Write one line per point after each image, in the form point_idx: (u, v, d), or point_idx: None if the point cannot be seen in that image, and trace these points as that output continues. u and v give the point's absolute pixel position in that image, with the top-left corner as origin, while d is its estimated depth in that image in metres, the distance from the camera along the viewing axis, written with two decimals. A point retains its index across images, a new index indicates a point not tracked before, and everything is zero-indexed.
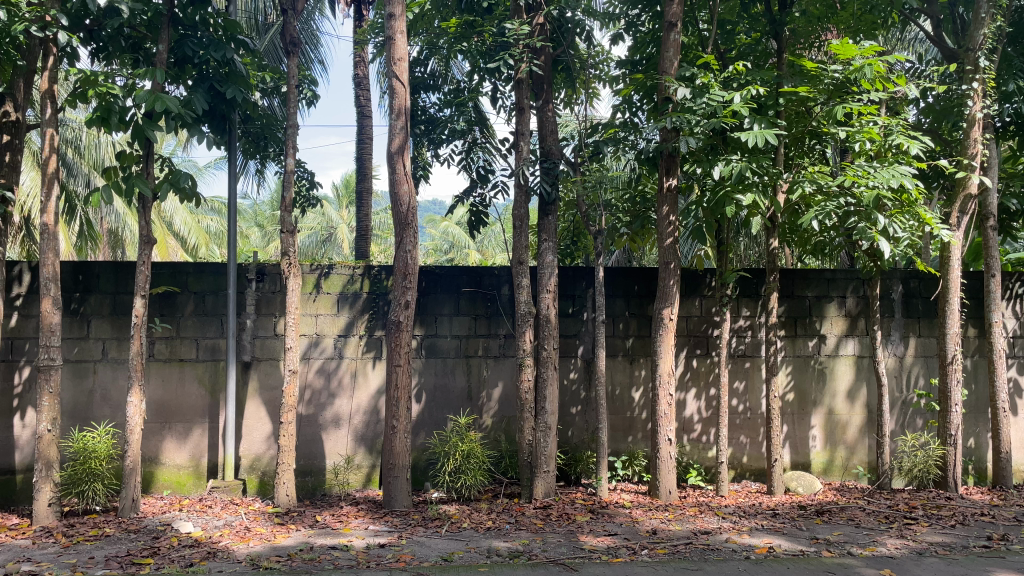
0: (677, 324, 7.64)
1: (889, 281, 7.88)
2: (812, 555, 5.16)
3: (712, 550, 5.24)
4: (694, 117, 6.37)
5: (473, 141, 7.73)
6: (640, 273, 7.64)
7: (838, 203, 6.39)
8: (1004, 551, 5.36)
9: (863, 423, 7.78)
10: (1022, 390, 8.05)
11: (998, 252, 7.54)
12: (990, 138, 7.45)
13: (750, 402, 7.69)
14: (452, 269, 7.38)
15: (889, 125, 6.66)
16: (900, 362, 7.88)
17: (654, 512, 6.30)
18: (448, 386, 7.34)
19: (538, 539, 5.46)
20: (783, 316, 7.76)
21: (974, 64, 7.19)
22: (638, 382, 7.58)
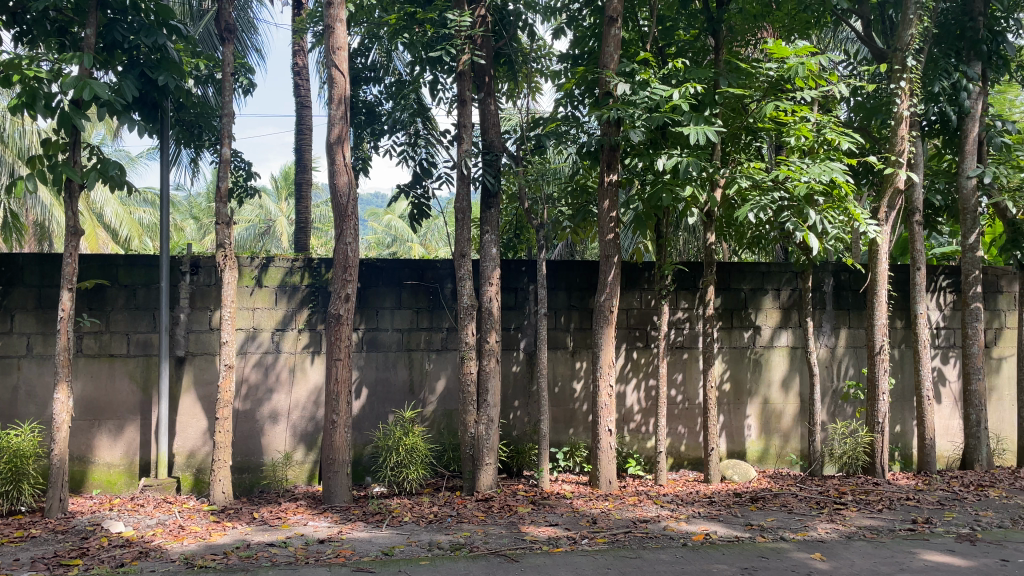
0: (617, 317, 7.73)
1: (821, 274, 8.12)
2: (747, 541, 5.29)
3: (651, 538, 5.33)
4: (636, 111, 6.45)
5: (415, 133, 7.67)
6: (582, 266, 7.71)
7: (773, 198, 6.56)
8: (927, 534, 5.58)
9: (796, 412, 8.01)
10: (944, 379, 8.39)
11: (923, 246, 7.82)
12: (916, 136, 7.73)
13: (688, 393, 7.84)
14: (394, 261, 7.31)
15: (821, 123, 6.87)
16: (831, 352, 8.14)
17: (595, 502, 6.36)
18: (390, 380, 7.29)
19: (480, 531, 5.47)
20: (720, 308, 7.92)
21: (902, 64, 7.44)
22: (579, 374, 7.65)
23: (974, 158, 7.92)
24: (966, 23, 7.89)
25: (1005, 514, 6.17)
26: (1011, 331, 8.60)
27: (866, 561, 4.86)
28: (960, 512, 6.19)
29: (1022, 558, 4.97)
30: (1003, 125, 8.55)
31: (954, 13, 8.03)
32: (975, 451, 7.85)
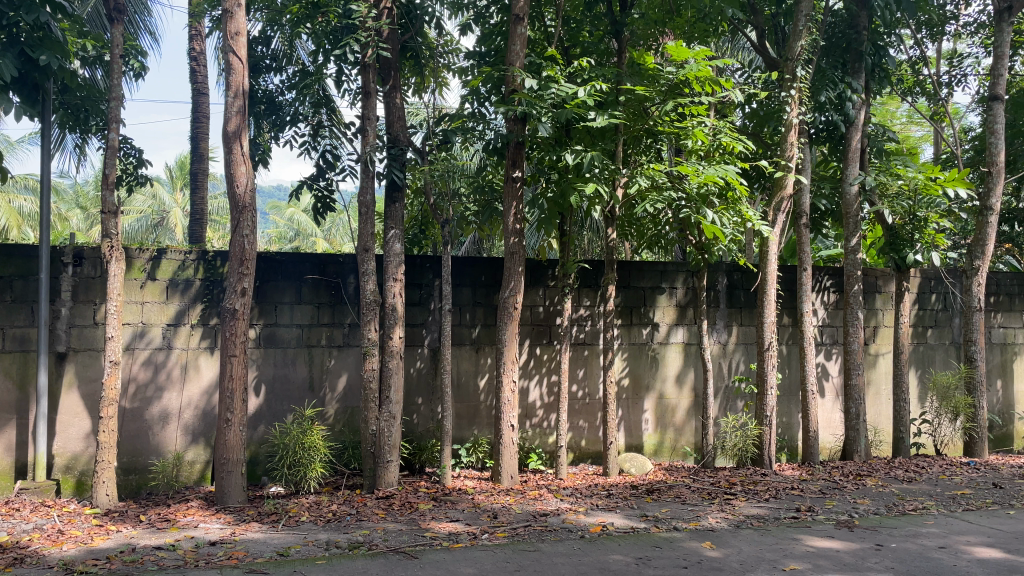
0: (521, 313, 7.79)
1: (715, 273, 8.43)
2: (642, 532, 5.43)
3: (550, 531, 5.41)
4: (542, 107, 6.51)
5: (319, 125, 7.51)
6: (487, 263, 7.73)
7: (671, 197, 6.76)
8: (809, 521, 5.87)
9: (690, 405, 8.29)
10: (828, 374, 8.86)
11: (810, 248, 8.21)
12: (803, 142, 8.15)
13: (589, 388, 7.99)
14: (295, 255, 7.14)
15: (717, 126, 7.11)
16: (723, 348, 8.46)
17: (496, 497, 6.40)
18: (289, 377, 7.12)
19: (380, 529, 5.41)
20: (620, 306, 8.10)
21: (792, 73, 7.79)
22: (483, 370, 7.67)
23: (856, 166, 8.39)
24: (852, 37, 8.33)
25: (880, 501, 6.57)
26: (887, 329, 9.16)
27: (753, 548, 5.08)
28: (839, 500, 6.55)
29: (893, 541, 5.30)
30: (883, 135, 9.08)
31: (841, 27, 8.48)
32: (854, 442, 8.32)
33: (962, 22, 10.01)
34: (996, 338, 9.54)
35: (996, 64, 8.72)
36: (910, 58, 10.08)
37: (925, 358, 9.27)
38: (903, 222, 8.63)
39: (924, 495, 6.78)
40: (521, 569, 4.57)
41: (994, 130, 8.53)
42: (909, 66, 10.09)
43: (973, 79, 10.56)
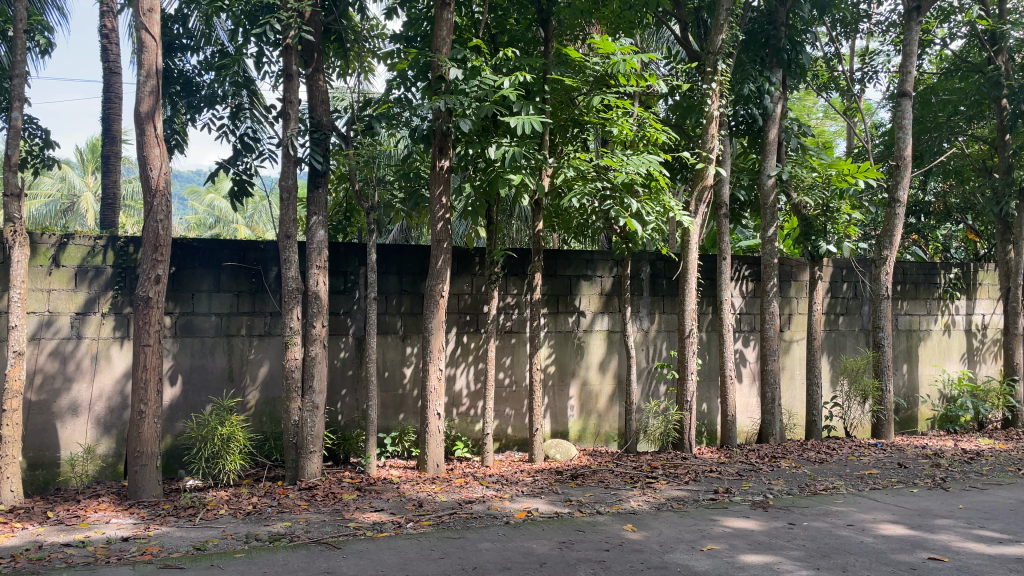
0: (448, 302, 7.76)
1: (639, 262, 8.57)
2: (566, 517, 5.51)
3: (475, 518, 5.43)
4: (466, 100, 6.50)
5: (239, 108, 7.30)
6: (413, 251, 7.67)
7: (596, 188, 6.84)
8: (726, 502, 6.06)
9: (613, 391, 8.43)
10: (745, 360, 9.14)
11: (729, 238, 8.43)
12: (724, 135, 8.36)
13: (515, 375, 8.03)
14: (213, 242, 6.93)
15: (641, 118, 7.23)
16: (646, 335, 8.62)
17: (422, 486, 6.38)
18: (207, 367, 6.92)
19: (302, 520, 5.33)
20: (546, 294, 8.16)
21: (713, 67, 7.97)
22: (409, 358, 7.62)
23: (774, 159, 8.64)
24: (771, 32, 8.55)
25: (793, 481, 6.83)
26: (801, 316, 9.50)
27: (673, 529, 5.22)
28: (755, 481, 6.78)
29: (805, 520, 5.53)
30: (798, 128, 9.38)
31: (760, 22, 8.70)
32: (770, 425, 8.61)
33: (874, 21, 10.40)
34: (902, 325, 10.01)
35: (904, 62, 9.10)
36: (825, 54, 10.42)
37: (836, 344, 9.67)
38: (816, 213, 8.96)
39: (834, 476, 7.08)
40: (445, 556, 4.58)
41: (902, 125, 8.91)
42: (824, 62, 10.43)
43: (884, 76, 11.00)
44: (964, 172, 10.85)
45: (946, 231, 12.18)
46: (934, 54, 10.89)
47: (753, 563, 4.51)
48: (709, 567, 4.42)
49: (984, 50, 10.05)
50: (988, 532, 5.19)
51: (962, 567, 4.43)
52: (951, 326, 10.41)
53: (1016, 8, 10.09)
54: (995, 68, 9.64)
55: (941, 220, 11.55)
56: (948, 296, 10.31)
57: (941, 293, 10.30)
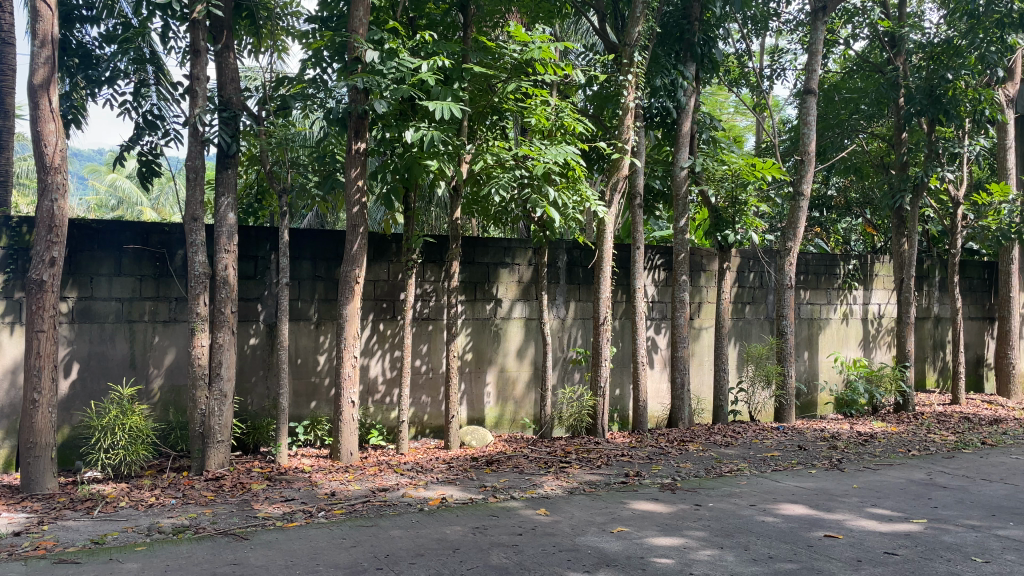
0: (364, 288, 7.64)
1: (556, 250, 8.65)
2: (480, 502, 5.54)
3: (388, 506, 5.39)
4: (383, 81, 6.42)
5: (143, 84, 6.97)
6: (327, 236, 7.51)
7: (514, 176, 6.87)
8: (637, 485, 6.21)
9: (530, 378, 8.50)
10: (657, 347, 9.36)
11: (643, 228, 8.60)
12: (639, 126, 8.50)
13: (432, 362, 7.99)
14: (115, 223, 6.62)
15: (559, 106, 7.29)
16: (563, 323, 8.72)
17: (334, 474, 6.29)
18: (106, 354, 6.62)
19: (208, 511, 5.18)
20: (464, 282, 8.13)
21: (629, 59, 8.09)
22: (323, 346, 7.48)
23: (686, 151, 8.85)
24: (684, 26, 8.76)
25: (700, 464, 7.05)
26: (710, 305, 9.78)
27: (584, 513, 5.31)
28: (664, 465, 6.97)
29: (711, 501, 5.71)
30: (711, 121, 9.61)
31: (675, 17, 8.87)
32: (679, 410, 8.86)
33: (783, 19, 10.75)
34: (803, 313, 10.44)
35: (810, 60, 9.43)
36: (737, 50, 10.70)
37: (742, 331, 10.01)
38: (726, 205, 9.21)
39: (739, 458, 7.34)
40: (357, 544, 4.52)
41: (807, 121, 9.26)
42: (736, 58, 10.71)
43: (791, 74, 11.40)
44: (863, 167, 11.43)
45: (847, 225, 12.74)
46: (839, 53, 11.31)
47: (661, 544, 4.62)
48: (619, 548, 4.52)
49: (884, 52, 10.52)
50: (880, 510, 5.48)
51: (855, 543, 4.66)
52: (849, 315, 10.91)
53: (913, 12, 10.59)
54: (893, 69, 10.11)
55: (841, 214, 12.25)
56: (847, 286, 10.80)
57: (841, 283, 10.78)
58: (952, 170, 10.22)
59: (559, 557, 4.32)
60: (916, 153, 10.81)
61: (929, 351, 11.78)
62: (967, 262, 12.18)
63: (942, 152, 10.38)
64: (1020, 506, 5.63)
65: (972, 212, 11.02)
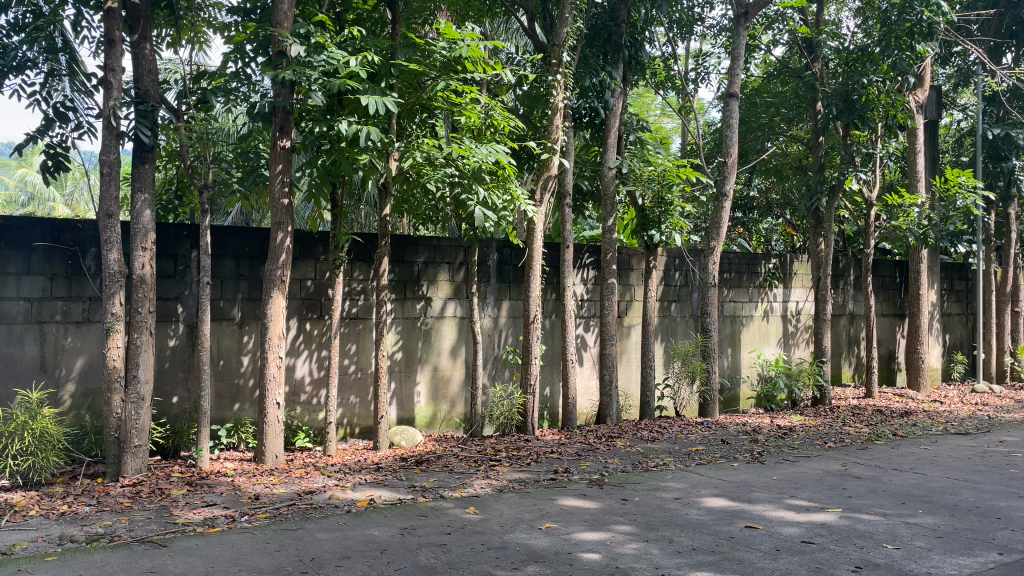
0: (290, 287, 7.47)
1: (486, 249, 8.64)
2: (409, 503, 5.49)
3: (314, 509, 5.30)
4: (311, 74, 6.29)
5: (54, 74, 6.63)
6: (251, 234, 7.33)
7: (444, 174, 6.84)
8: (565, 482, 6.26)
9: (462, 378, 8.47)
10: (586, 345, 9.46)
11: (572, 227, 8.67)
12: (569, 126, 8.57)
13: (360, 362, 7.88)
14: (23, 219, 6.32)
15: (489, 105, 7.29)
16: (494, 322, 8.73)
17: (258, 478, 6.14)
18: (15, 357, 6.31)
19: (124, 518, 4.99)
20: (394, 280, 8.05)
21: (558, 59, 8.13)
22: (247, 346, 7.29)
23: (614, 152, 8.97)
24: (611, 29, 8.87)
25: (628, 459, 7.17)
26: (638, 303, 9.94)
27: (513, 510, 5.33)
28: (592, 461, 7.04)
29: (637, 495, 5.81)
30: (638, 123, 9.76)
31: (602, 19, 8.98)
32: (607, 407, 8.98)
33: (707, 24, 11.02)
34: (726, 311, 10.71)
35: (732, 64, 9.67)
36: (663, 53, 10.89)
37: (668, 328, 10.18)
38: (652, 205, 9.35)
39: (665, 453, 7.49)
40: (282, 548, 4.43)
41: (730, 124, 9.50)
42: (661, 61, 10.88)
43: (715, 77, 11.69)
44: (783, 169, 11.80)
45: (768, 225, 13.12)
46: (760, 58, 11.65)
47: (588, 539, 4.68)
48: (547, 544, 4.55)
49: (803, 57, 10.87)
50: (798, 501, 5.67)
51: (774, 534, 4.81)
52: (770, 312, 11.25)
53: (830, 20, 10.97)
54: (811, 74, 10.49)
55: (762, 213, 12.59)
56: (767, 284, 11.14)
57: (762, 281, 11.11)
58: (865, 172, 10.63)
59: (488, 555, 4.32)
60: (832, 155, 11.20)
61: (844, 347, 12.24)
62: (880, 261, 12.72)
63: (856, 155, 10.79)
64: (927, 493, 5.91)
65: (884, 214, 11.50)
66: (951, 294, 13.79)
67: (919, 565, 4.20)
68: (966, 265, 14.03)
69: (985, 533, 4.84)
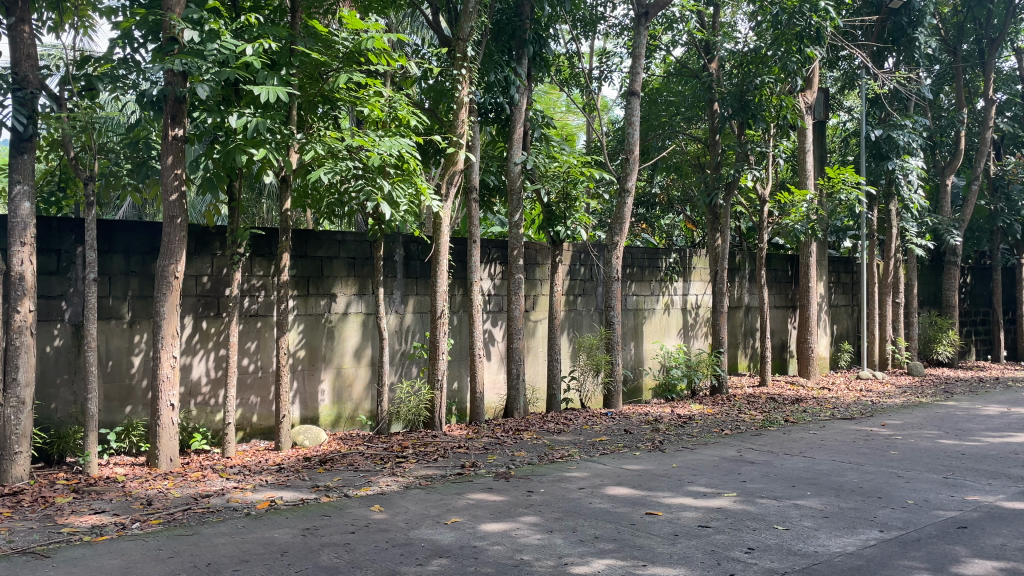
0: (184, 284, 7.18)
1: (392, 244, 8.55)
2: (311, 503, 5.38)
3: (211, 513, 5.11)
4: (203, 63, 6.04)
5: None
6: (141, 229, 7.00)
7: (347, 167, 6.73)
8: (471, 476, 6.26)
9: (367, 376, 8.35)
10: (494, 340, 9.47)
11: (479, 222, 8.66)
12: (474, 121, 8.56)
13: (261, 361, 7.64)
14: None
15: (393, 98, 7.22)
16: (400, 319, 8.63)
17: (151, 483, 5.87)
18: None
19: (3, 530, 4.69)
20: (296, 276, 7.84)
21: (463, 53, 8.12)
22: (138, 346, 6.97)
23: (520, 148, 9.01)
24: (516, 25, 8.92)
25: (534, 452, 7.23)
26: (544, 298, 10.01)
27: (418, 507, 5.29)
28: (500, 455, 7.07)
29: (542, 487, 5.87)
30: (543, 118, 9.85)
31: (507, 14, 9.01)
32: (514, 400, 9.06)
33: (609, 23, 11.23)
34: (629, 305, 10.94)
35: (634, 63, 9.87)
36: (567, 50, 11.01)
37: (574, 322, 10.31)
38: (557, 200, 9.45)
39: (570, 444, 7.60)
40: (175, 554, 4.26)
41: (631, 121, 9.70)
42: (566, 58, 11.00)
43: (618, 76, 11.93)
44: (683, 166, 12.18)
45: (669, 221, 13.48)
46: (661, 58, 11.96)
47: (492, 531, 4.70)
48: (452, 539, 4.54)
49: (700, 58, 11.24)
50: (696, 487, 5.86)
51: (672, 520, 4.96)
52: (670, 305, 11.56)
53: (726, 22, 11.37)
54: (708, 75, 10.87)
55: (664, 210, 12.95)
56: (668, 278, 11.45)
57: (662, 275, 11.40)
58: (758, 170, 11.05)
59: (392, 552, 4.28)
60: (727, 154, 11.58)
61: (740, 338, 12.72)
62: (773, 256, 13.29)
63: (751, 153, 11.21)
64: (815, 476, 6.22)
65: (777, 210, 11.97)
66: (838, 286, 14.51)
67: (807, 545, 4.41)
68: (851, 259, 14.81)
69: (868, 512, 5.13)
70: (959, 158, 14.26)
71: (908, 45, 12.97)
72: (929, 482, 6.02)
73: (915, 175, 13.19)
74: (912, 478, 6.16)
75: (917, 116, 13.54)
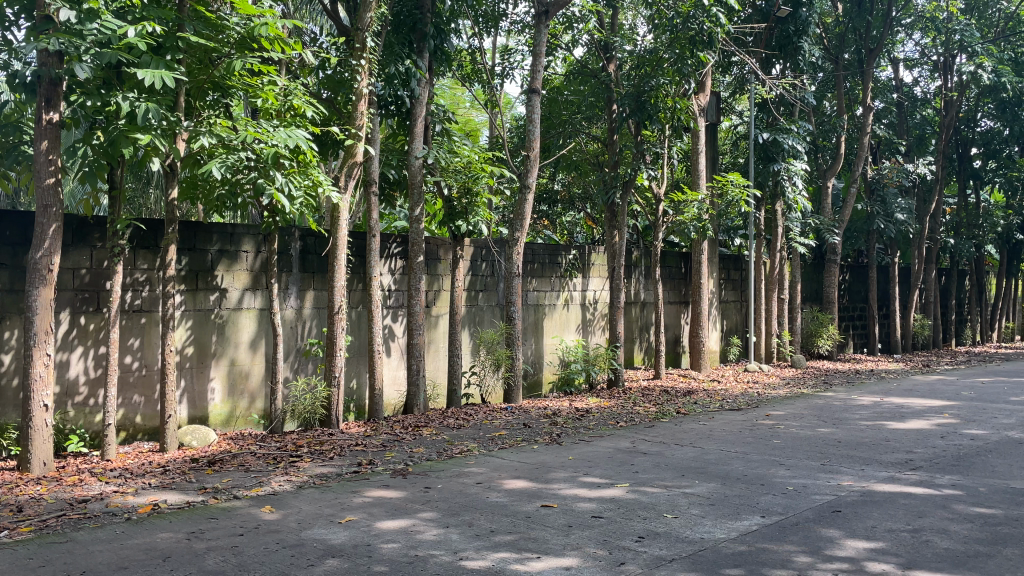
0: (60, 277, 6.77)
1: (288, 238, 8.34)
2: (198, 506, 5.17)
3: (88, 519, 4.85)
4: (83, 44, 5.75)
5: None
6: (12, 218, 6.54)
7: (238, 157, 6.49)
8: (368, 474, 6.17)
9: (261, 372, 8.08)
10: (394, 335, 9.36)
11: (378, 215, 8.53)
12: (373, 112, 8.43)
13: (145, 358, 7.29)
14: None
15: (288, 86, 7.02)
16: (296, 314, 8.42)
17: (22, 488, 5.52)
18: None
19: None
20: (184, 270, 7.52)
21: (362, 43, 7.95)
22: (9, 344, 6.52)
23: (421, 142, 8.92)
24: (416, 17, 8.85)
25: (433, 448, 7.20)
26: (446, 293, 9.97)
27: (312, 506, 5.17)
28: (398, 451, 7.00)
29: (439, 483, 5.85)
30: (445, 112, 9.80)
31: (407, 6, 8.91)
32: (414, 396, 8.98)
33: (511, 20, 11.29)
34: (530, 300, 11.05)
35: (534, 61, 9.93)
36: (469, 46, 11.00)
37: (475, 317, 10.30)
38: (458, 195, 9.45)
39: (469, 439, 7.60)
40: (46, 564, 4.01)
41: (531, 119, 9.76)
42: (468, 54, 10.97)
43: (519, 73, 11.97)
44: (582, 165, 12.38)
45: (571, 219, 13.72)
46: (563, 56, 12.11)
47: (387, 528, 4.65)
48: (345, 538, 4.46)
49: (599, 58, 11.38)
50: (590, 478, 5.98)
51: (566, 511, 5.03)
52: (570, 300, 11.73)
53: (625, 26, 11.62)
54: (606, 75, 11.03)
55: (565, 206, 13.15)
56: (567, 274, 11.63)
57: (562, 271, 11.57)
58: (654, 169, 11.38)
59: (283, 554, 4.16)
60: (624, 153, 11.87)
61: (636, 332, 13.04)
62: (668, 253, 13.70)
63: (646, 154, 11.52)
64: (703, 465, 6.45)
65: (672, 209, 12.28)
66: (728, 283, 15.09)
67: (693, 532, 4.56)
68: (740, 257, 15.43)
69: (751, 498, 5.36)
70: (838, 162, 15.06)
71: (793, 53, 13.50)
72: (808, 469, 6.34)
73: (799, 177, 13.89)
74: (793, 466, 6.47)
75: (801, 122, 14.20)
